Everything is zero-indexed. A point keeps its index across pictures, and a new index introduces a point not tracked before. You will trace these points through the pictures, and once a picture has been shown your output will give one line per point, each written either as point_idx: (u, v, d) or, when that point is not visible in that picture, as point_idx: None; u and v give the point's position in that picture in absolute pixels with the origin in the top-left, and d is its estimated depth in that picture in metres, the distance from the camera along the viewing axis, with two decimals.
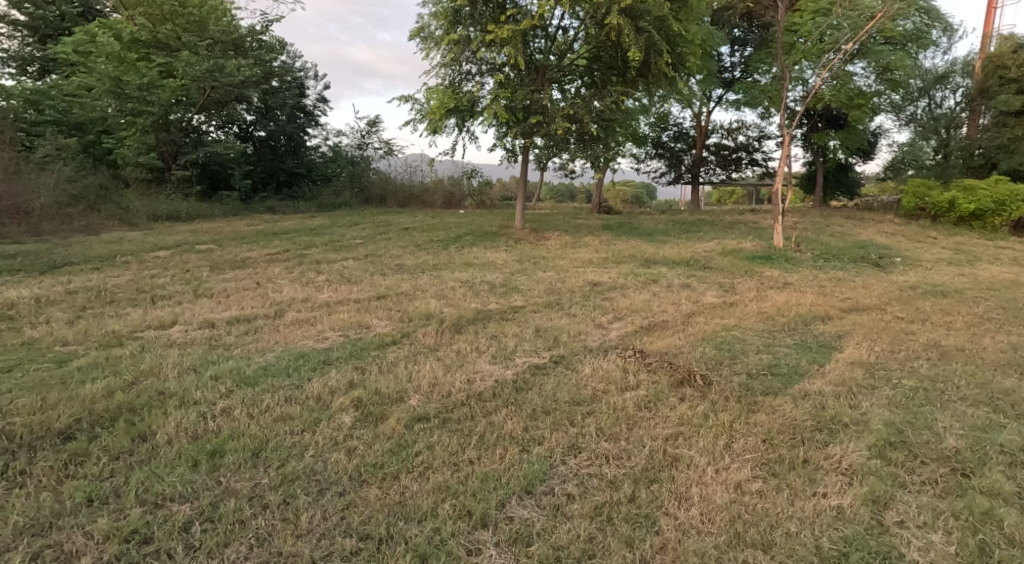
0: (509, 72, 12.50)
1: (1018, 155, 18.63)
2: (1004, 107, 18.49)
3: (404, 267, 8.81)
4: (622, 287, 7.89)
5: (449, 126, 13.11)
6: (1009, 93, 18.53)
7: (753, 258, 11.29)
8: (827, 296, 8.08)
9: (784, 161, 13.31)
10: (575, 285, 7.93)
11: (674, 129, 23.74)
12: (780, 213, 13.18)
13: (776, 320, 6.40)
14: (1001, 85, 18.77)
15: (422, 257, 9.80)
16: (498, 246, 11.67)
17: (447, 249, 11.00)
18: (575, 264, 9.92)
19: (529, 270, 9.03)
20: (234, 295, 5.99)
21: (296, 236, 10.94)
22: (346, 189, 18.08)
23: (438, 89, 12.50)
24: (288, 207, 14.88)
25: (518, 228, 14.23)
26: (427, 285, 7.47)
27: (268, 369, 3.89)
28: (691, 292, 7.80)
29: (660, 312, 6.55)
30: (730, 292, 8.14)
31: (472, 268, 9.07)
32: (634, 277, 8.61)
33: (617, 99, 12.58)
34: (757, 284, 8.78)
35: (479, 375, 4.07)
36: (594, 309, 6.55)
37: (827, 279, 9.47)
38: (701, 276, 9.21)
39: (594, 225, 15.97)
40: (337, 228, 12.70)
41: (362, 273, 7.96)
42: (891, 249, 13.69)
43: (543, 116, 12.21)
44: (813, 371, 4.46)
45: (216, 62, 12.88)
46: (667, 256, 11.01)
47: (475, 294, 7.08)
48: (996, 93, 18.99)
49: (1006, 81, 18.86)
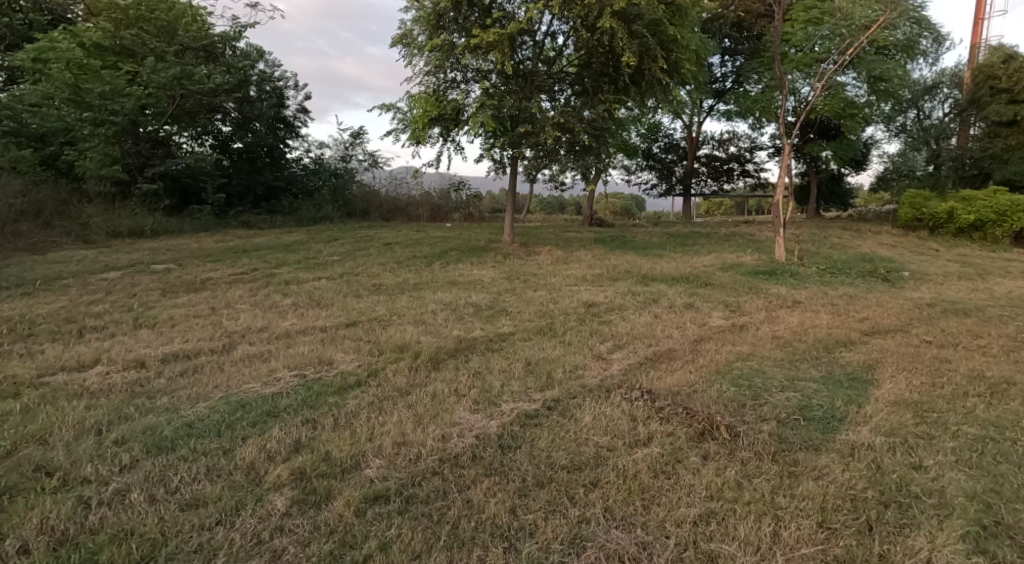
0: (496, 80, 11.86)
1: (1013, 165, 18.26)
2: (995, 117, 18.14)
3: (383, 287, 8.10)
4: (619, 308, 7.20)
5: (432, 136, 12.45)
6: (1000, 103, 18.20)
7: (755, 274, 10.66)
8: (842, 316, 7.45)
9: (783, 171, 12.77)
10: (569, 306, 7.24)
11: (664, 140, 23.19)
12: (780, 225, 12.59)
13: (794, 347, 5.74)
14: (992, 94, 18.38)
15: (403, 276, 9.10)
16: (485, 262, 10.97)
17: (430, 266, 10.28)
18: (568, 282, 9.24)
19: (518, 290, 8.34)
20: (179, 324, 5.23)
21: (267, 252, 10.19)
22: (328, 203, 17.35)
23: (420, 97, 11.87)
24: (264, 221, 14.13)
25: (506, 242, 13.56)
26: (405, 309, 6.75)
27: (195, 428, 3.15)
28: (695, 313, 7.13)
29: (665, 338, 5.86)
30: (737, 312, 7.48)
31: (457, 287, 8.37)
32: (632, 297, 7.94)
33: (608, 107, 11.94)
34: (765, 303, 8.13)
35: (457, 430, 3.36)
36: (591, 335, 5.85)
37: (837, 296, 8.86)
38: (704, 294, 8.55)
39: (586, 239, 15.33)
40: (315, 244, 11.96)
41: (334, 295, 7.22)
42: (897, 262, 13.14)
43: (531, 125, 11.57)
44: (853, 416, 3.79)
45: (184, 68, 12.09)
46: (665, 273, 10.37)
47: (458, 319, 6.36)
48: (986, 104, 18.65)
49: (997, 91, 18.45)
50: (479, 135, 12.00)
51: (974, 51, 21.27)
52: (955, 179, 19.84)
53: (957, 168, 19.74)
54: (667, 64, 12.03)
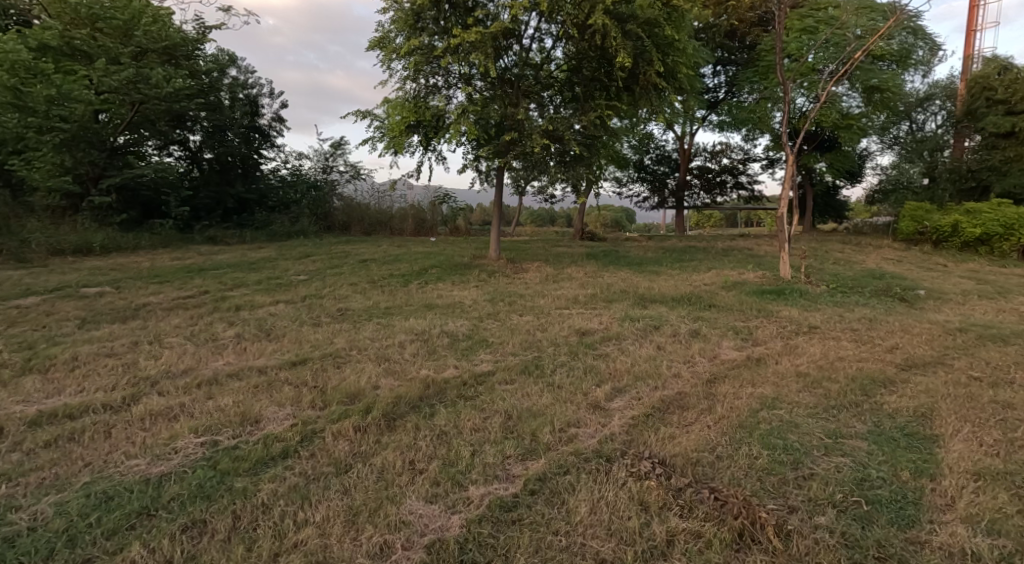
0: (479, 85, 11.00)
1: (1011, 177, 17.62)
2: (992, 128, 17.70)
3: (349, 312, 7.18)
4: (617, 337, 6.32)
5: (411, 145, 11.56)
6: (996, 115, 17.76)
7: (762, 293, 9.84)
8: (867, 346, 6.61)
9: (787, 183, 12.01)
10: (560, 335, 6.37)
11: (656, 151, 22.43)
12: (786, 240, 11.80)
13: (825, 386, 4.90)
14: (989, 106, 17.95)
15: (375, 298, 8.19)
16: (468, 282, 10.05)
17: (406, 287, 9.36)
18: (558, 304, 8.37)
19: (502, 314, 7.44)
20: (80, 367, 4.25)
21: (226, 271, 9.21)
22: (305, 216, 16.42)
23: (398, 102, 10.92)
24: (233, 236, 13.16)
25: (492, 258, 12.64)
26: (371, 341, 5.82)
27: (9, 553, 2.48)
28: (705, 343, 6.24)
29: (674, 379, 4.96)
30: (751, 341, 6.61)
31: (433, 312, 7.44)
32: (631, 323, 7.05)
33: (601, 114, 11.11)
34: (778, 329, 7.28)
35: (404, 536, 2.62)
36: (586, 374, 4.95)
37: (856, 320, 8.03)
38: (712, 319, 7.68)
39: (577, 254, 14.44)
40: (282, 261, 10.99)
41: (289, 324, 6.26)
42: (909, 280, 12.39)
43: (518, 134, 10.80)
44: (928, 500, 2.99)
45: (140, 71, 10.95)
46: (665, 293, 9.51)
47: (430, 354, 5.43)
48: (983, 115, 18.21)
49: (994, 102, 18.03)
50: (463, 144, 11.16)
51: (969, 62, 20.79)
52: (954, 191, 19.21)
53: (956, 180, 19.11)
54: (663, 69, 11.24)
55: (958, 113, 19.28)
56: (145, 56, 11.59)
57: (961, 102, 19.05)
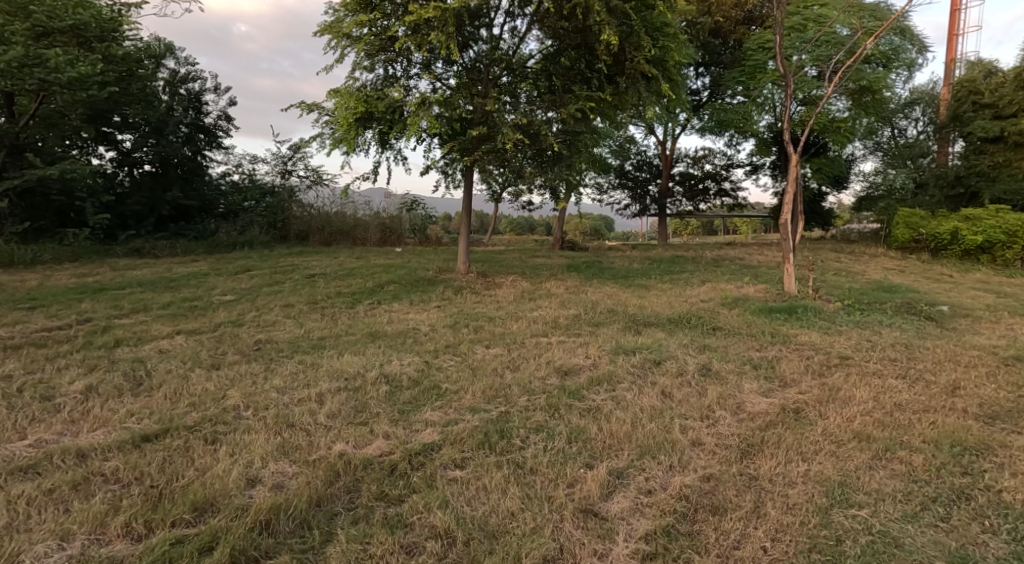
0: (443, 73, 9.63)
1: (1000, 183, 16.70)
2: (980, 132, 16.98)
3: (269, 346, 5.67)
4: (607, 380, 4.93)
5: (365, 144, 10.03)
6: (983, 119, 17.15)
7: (770, 312, 8.52)
8: (923, 385, 5.25)
9: (791, 185, 10.66)
10: (535, 379, 4.96)
11: (636, 157, 21.05)
12: (790, 249, 10.49)
13: (898, 454, 3.56)
14: (975, 110, 17.38)
15: (311, 324, 6.71)
16: (428, 301, 8.55)
17: (353, 308, 7.87)
18: (533, 329, 6.95)
19: (466, 345, 6.00)
20: None
21: (132, 291, 7.66)
22: (255, 225, 14.84)
23: (346, 91, 9.30)
24: (163, 247, 11.55)
25: (461, 272, 11.14)
26: (285, 391, 4.34)
27: None
28: (726, 389, 4.85)
29: (697, 453, 3.58)
30: (778, 382, 5.24)
31: (378, 344, 5.97)
32: (625, 357, 5.63)
33: (583, 107, 9.75)
34: (804, 360, 5.92)
35: None
36: (575, 448, 3.54)
37: (889, 347, 6.72)
38: (721, 349, 6.30)
39: (555, 266, 13.01)
40: (212, 277, 9.44)
41: (176, 367, 4.74)
42: (924, 293, 11.16)
43: (487, 128, 9.45)
44: None
45: (36, 51, 9.31)
46: (658, 313, 8.14)
47: (357, 416, 3.95)
48: (969, 119, 17.55)
49: (979, 106, 17.47)
50: (425, 141, 9.71)
51: (955, 66, 19.99)
52: (941, 198, 18.00)
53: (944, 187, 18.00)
54: (653, 55, 9.97)
55: (940, 120, 18.40)
56: (50, 37, 9.87)
57: (944, 109, 18.27)
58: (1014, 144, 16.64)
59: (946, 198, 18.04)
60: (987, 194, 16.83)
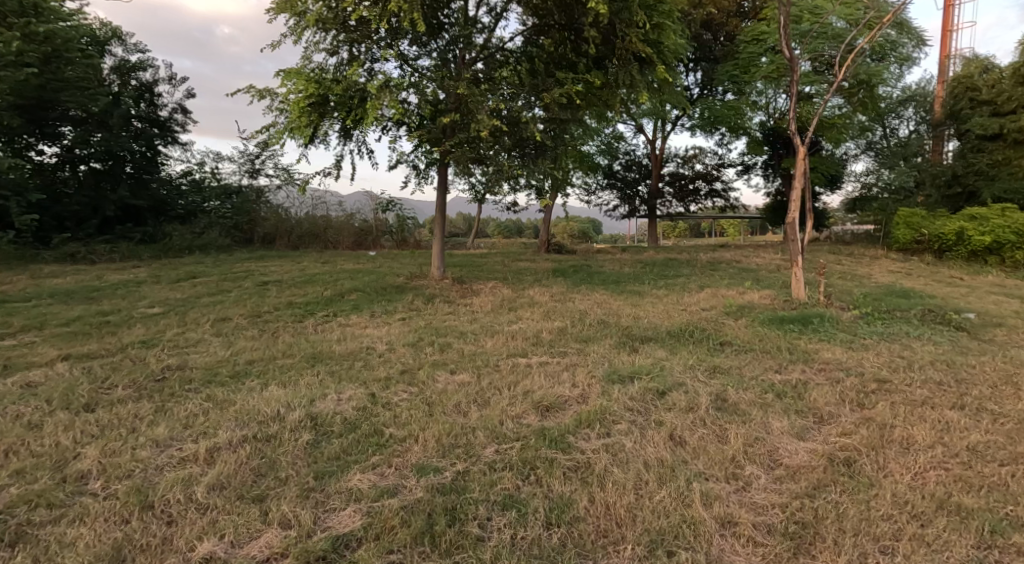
0: (411, 54, 8.60)
1: (1000, 183, 15.73)
2: (978, 130, 15.91)
3: (177, 374, 4.56)
4: (601, 421, 3.89)
5: (324, 135, 8.92)
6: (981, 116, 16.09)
7: (782, 323, 7.50)
8: (991, 420, 4.24)
9: (800, 180, 9.65)
10: (508, 418, 3.92)
11: (625, 157, 20.06)
12: (799, 251, 9.45)
13: (998, 541, 2.66)
14: (973, 107, 16.42)
15: (243, 343, 5.61)
16: (392, 313, 7.45)
17: (303, 323, 6.77)
18: (510, 346, 5.88)
19: (426, 370, 4.90)
20: None
21: (38, 303, 6.54)
22: (214, 227, 13.68)
23: (298, 72, 8.17)
24: (102, 251, 10.40)
25: (435, 279, 10.05)
26: (169, 443, 3.28)
27: None
28: (753, 432, 3.80)
29: (730, 544, 2.65)
30: (815, 419, 4.18)
31: (320, 369, 4.90)
32: (621, 386, 4.57)
33: (570, 91, 8.72)
34: (836, 387, 4.89)
35: None
36: (555, 538, 2.62)
37: (929, 367, 5.71)
38: (736, 372, 5.24)
39: (540, 270, 11.93)
40: (148, 285, 8.31)
41: (35, 409, 3.65)
42: (943, 299, 10.20)
43: (459, 115, 8.42)
44: None
45: None
46: (656, 325, 7.08)
47: (257, 481, 2.90)
48: (967, 117, 16.61)
49: (977, 103, 16.53)
50: (391, 130, 8.63)
51: (950, 62, 19.12)
52: (938, 198, 17.14)
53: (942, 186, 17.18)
54: (648, 35, 8.90)
55: (935, 117, 17.62)
56: None
57: (940, 105, 17.57)
58: (1015, 143, 15.53)
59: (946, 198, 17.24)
60: (986, 193, 15.86)
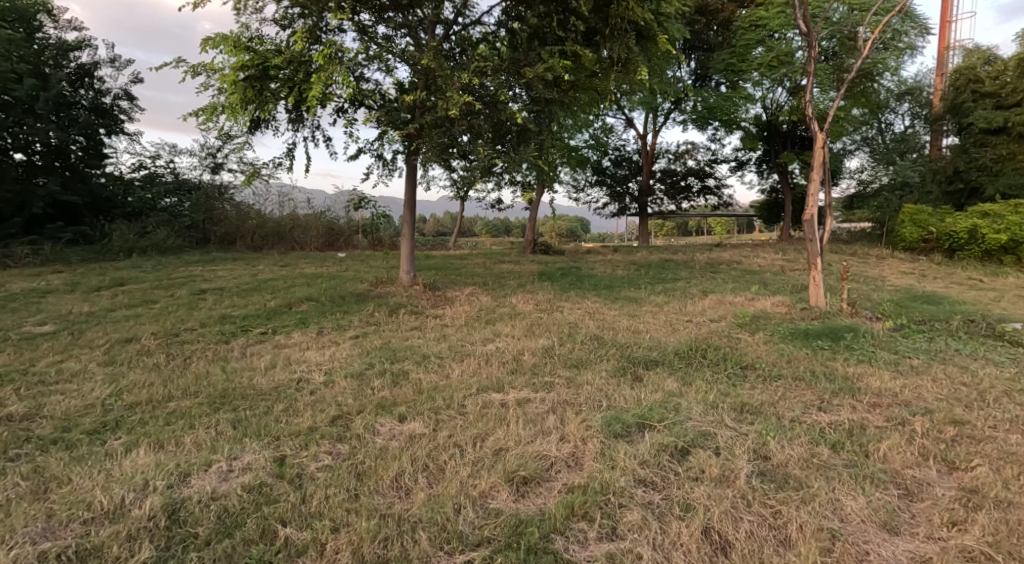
0: (366, 25, 7.37)
1: (1005, 177, 14.43)
2: (982, 123, 14.67)
3: (15, 428, 3.35)
4: (606, 505, 2.72)
5: (269, 119, 7.66)
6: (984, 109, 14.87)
7: (808, 338, 6.32)
8: None
9: (817, 172, 8.47)
10: (470, 502, 2.72)
11: (614, 152, 18.90)
12: (818, 252, 8.29)
13: None
14: (975, 100, 15.15)
15: (138, 374, 4.36)
16: (343, 328, 6.21)
17: (229, 343, 5.51)
18: (479, 375, 4.64)
19: (365, 418, 3.64)
20: None
21: None
22: (162, 226, 12.33)
23: (231, 42, 6.85)
24: (19, 255, 9.07)
25: (405, 284, 8.81)
26: None
27: None
28: (822, 521, 2.68)
29: None
30: (900, 492, 2.99)
31: (224, 414, 3.66)
32: (628, 442, 3.35)
33: (556, 66, 7.47)
34: (908, 435, 3.70)
35: None
36: None
37: (1008, 400, 4.53)
38: (772, 413, 4.03)
39: (524, 273, 10.67)
40: (58, 294, 7.04)
41: None
42: (975, 305, 9.05)
43: (426, 94, 7.20)
44: None
45: None
46: (661, 344, 5.84)
47: None
48: (968, 110, 15.31)
49: (979, 96, 15.23)
50: (347, 111, 7.36)
51: (953, 52, 18.01)
52: (940, 194, 16.08)
53: (942, 182, 15.99)
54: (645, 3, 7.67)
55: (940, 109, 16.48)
56: None
57: (942, 96, 16.40)
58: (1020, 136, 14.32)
59: (948, 194, 16.13)
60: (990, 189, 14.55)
